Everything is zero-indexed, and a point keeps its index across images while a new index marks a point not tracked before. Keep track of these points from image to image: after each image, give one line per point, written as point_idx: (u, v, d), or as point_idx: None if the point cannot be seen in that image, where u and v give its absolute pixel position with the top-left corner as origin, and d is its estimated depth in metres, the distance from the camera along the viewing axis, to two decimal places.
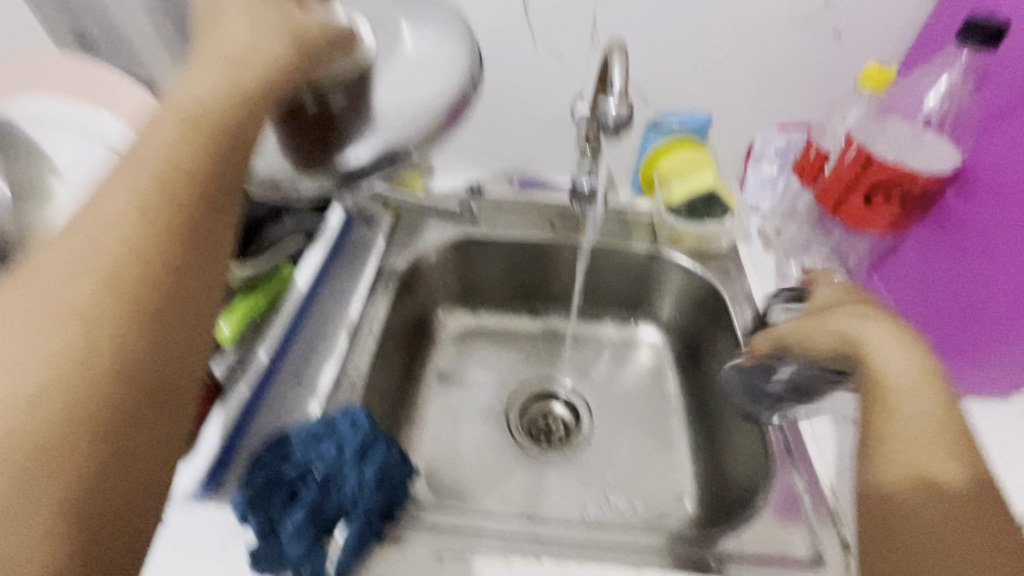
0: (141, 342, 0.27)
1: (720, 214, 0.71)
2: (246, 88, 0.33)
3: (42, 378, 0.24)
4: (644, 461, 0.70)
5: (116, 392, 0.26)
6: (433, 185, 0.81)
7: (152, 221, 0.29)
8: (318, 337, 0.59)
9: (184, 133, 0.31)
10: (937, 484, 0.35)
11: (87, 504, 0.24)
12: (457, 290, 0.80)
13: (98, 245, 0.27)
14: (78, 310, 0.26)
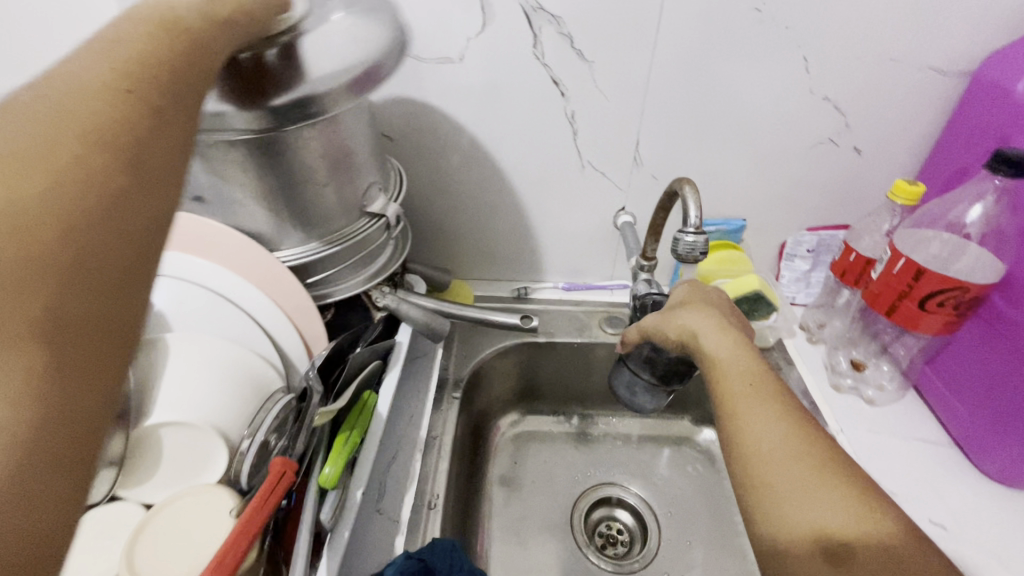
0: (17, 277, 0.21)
1: (765, 312, 0.74)
2: (193, 31, 0.32)
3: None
4: (717, 568, 0.67)
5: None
6: (480, 292, 0.84)
7: (48, 156, 0.23)
8: (395, 460, 0.59)
9: (100, 70, 0.27)
10: (768, 481, 0.36)
11: (27, 396, 0.20)
12: (513, 393, 0.81)
13: (47, 136, 0.24)
14: (30, 191, 0.23)
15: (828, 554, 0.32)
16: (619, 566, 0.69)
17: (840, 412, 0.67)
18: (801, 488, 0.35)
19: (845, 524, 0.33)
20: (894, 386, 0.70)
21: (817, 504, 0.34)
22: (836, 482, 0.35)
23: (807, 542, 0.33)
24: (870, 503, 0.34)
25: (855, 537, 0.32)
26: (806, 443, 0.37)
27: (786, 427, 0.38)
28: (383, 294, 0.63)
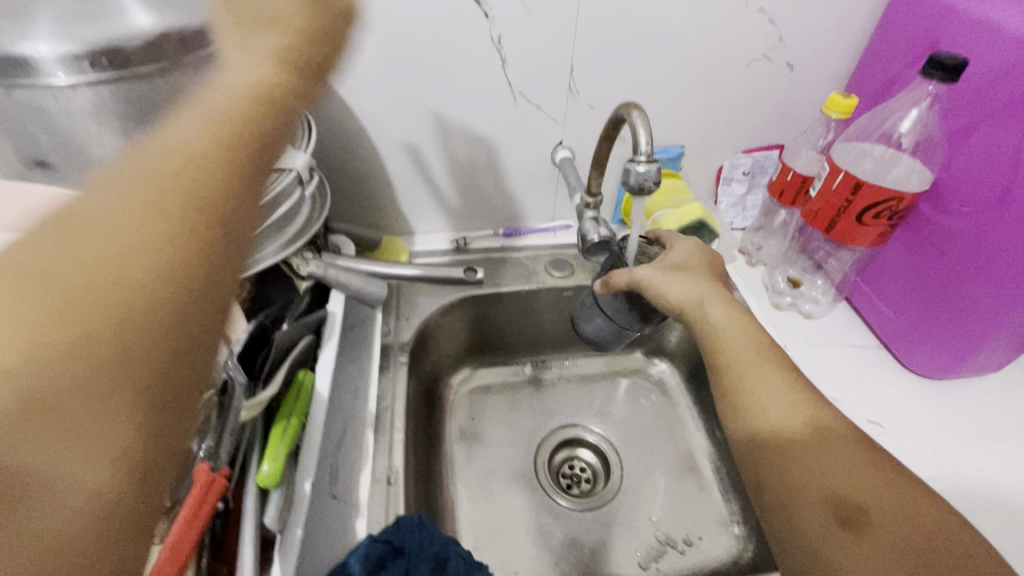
0: (118, 300, 0.21)
1: (708, 239, 0.73)
2: (287, 92, 0.30)
3: (38, 386, 0.19)
4: (679, 492, 0.70)
5: (76, 384, 0.19)
6: (418, 248, 0.78)
7: (124, 211, 0.23)
8: (344, 438, 0.55)
9: (237, 103, 0.28)
10: (781, 449, 0.41)
11: (102, 527, 0.20)
12: (462, 351, 0.77)
13: (115, 224, 0.22)
14: (81, 326, 0.20)
15: (840, 517, 0.37)
16: (587, 502, 0.70)
17: (782, 330, 0.69)
18: (817, 457, 0.40)
19: (861, 487, 0.37)
20: (828, 298, 0.72)
21: (831, 470, 0.39)
22: (848, 452, 0.39)
23: (819, 503, 0.38)
24: (881, 471, 0.38)
25: (867, 497, 0.37)
26: (821, 414, 0.42)
27: (795, 396, 0.43)
28: (307, 261, 0.55)
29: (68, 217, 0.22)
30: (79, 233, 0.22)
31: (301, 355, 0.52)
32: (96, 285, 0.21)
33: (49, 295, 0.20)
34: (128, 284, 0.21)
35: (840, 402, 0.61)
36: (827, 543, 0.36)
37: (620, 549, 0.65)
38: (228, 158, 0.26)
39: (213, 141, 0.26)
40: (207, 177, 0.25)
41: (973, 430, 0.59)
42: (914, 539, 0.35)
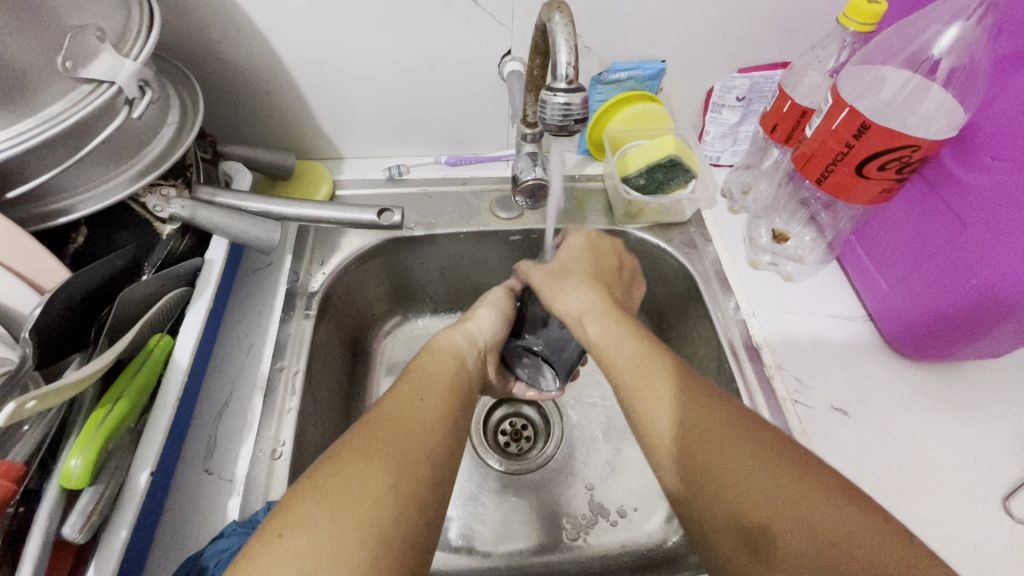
0: (371, 508, 0.33)
1: (683, 181, 0.61)
2: (442, 407, 0.42)
3: (308, 525, 0.32)
4: (623, 458, 0.64)
5: (333, 568, 0.30)
6: (344, 175, 0.67)
7: (373, 457, 0.36)
8: (229, 404, 0.49)
9: (413, 392, 0.43)
10: (682, 467, 0.37)
11: None
12: (390, 296, 0.68)
13: (363, 485, 0.34)
14: (343, 510, 0.32)
15: (747, 542, 0.33)
16: (521, 464, 0.65)
17: (753, 292, 0.59)
18: (727, 476, 0.35)
19: (773, 501, 0.33)
20: (815, 257, 0.61)
21: (731, 485, 0.34)
22: (744, 456, 0.35)
23: (726, 526, 0.34)
24: (775, 474, 0.34)
25: (768, 513, 0.32)
26: (702, 414, 0.38)
27: (681, 395, 0.39)
28: (167, 201, 0.45)
29: (338, 451, 0.36)
30: (338, 472, 0.35)
31: (161, 316, 0.44)
32: (358, 513, 0.32)
33: (337, 512, 0.32)
34: (380, 503, 0.33)
35: (804, 384, 0.53)
36: (745, 571, 0.33)
37: (549, 516, 0.60)
38: (432, 417, 0.41)
39: (423, 403, 0.42)
40: (411, 423, 0.39)
41: (949, 422, 0.52)
42: (816, 555, 0.30)
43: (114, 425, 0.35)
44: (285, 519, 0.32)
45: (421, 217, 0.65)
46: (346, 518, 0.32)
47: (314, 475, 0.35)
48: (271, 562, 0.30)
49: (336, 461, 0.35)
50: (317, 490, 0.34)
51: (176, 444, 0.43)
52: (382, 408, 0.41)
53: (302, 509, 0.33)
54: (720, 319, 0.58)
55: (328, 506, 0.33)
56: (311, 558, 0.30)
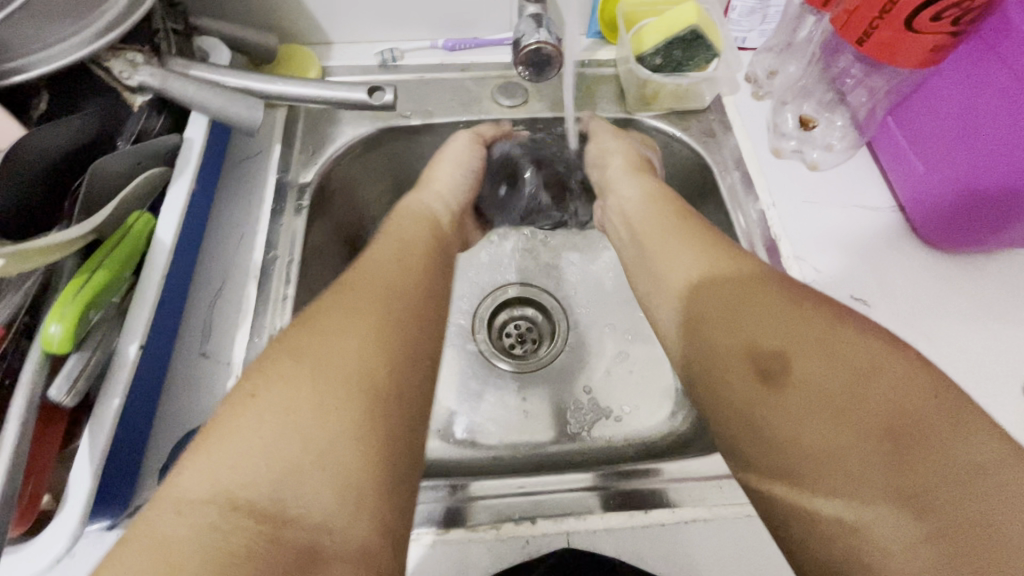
0: (355, 367, 0.33)
1: (704, 60, 0.55)
2: (422, 272, 0.42)
3: (285, 392, 0.31)
4: (628, 357, 0.63)
5: (310, 433, 0.30)
6: (334, 61, 0.61)
7: (358, 316, 0.36)
8: (223, 292, 0.48)
9: (394, 257, 0.42)
10: (716, 313, 0.38)
11: (243, 498, 0.28)
12: (389, 194, 0.64)
13: (343, 349, 0.34)
14: (324, 376, 0.32)
15: (761, 372, 0.35)
16: (526, 363, 0.64)
17: (774, 181, 0.55)
18: (756, 324, 0.36)
19: (799, 343, 0.34)
20: (845, 146, 0.57)
21: (749, 320, 0.36)
22: (768, 300, 0.36)
23: (742, 360, 0.36)
24: (805, 314, 0.35)
25: (787, 342, 0.34)
26: (727, 279, 0.39)
27: (712, 261, 0.40)
28: (135, 67, 0.41)
29: (297, 328, 0.35)
30: (302, 350, 0.33)
31: (139, 195, 0.41)
32: (337, 374, 0.32)
33: (312, 376, 0.32)
34: (358, 370, 0.33)
35: (822, 274, 0.50)
36: (750, 402, 0.34)
37: (553, 411, 0.60)
38: (406, 283, 0.40)
39: (398, 266, 0.41)
40: (387, 285, 0.39)
41: (975, 313, 0.49)
42: (835, 384, 0.32)
43: (93, 293, 0.34)
44: (255, 379, 0.32)
45: (417, 105, 0.60)
46: (324, 378, 0.32)
47: (278, 349, 0.34)
48: (245, 419, 0.30)
49: (313, 325, 0.35)
50: (291, 355, 0.33)
51: (169, 326, 0.42)
52: (364, 265, 0.40)
53: (277, 372, 0.32)
54: (742, 224, 0.54)
55: (307, 367, 0.32)
56: (294, 408, 0.31)
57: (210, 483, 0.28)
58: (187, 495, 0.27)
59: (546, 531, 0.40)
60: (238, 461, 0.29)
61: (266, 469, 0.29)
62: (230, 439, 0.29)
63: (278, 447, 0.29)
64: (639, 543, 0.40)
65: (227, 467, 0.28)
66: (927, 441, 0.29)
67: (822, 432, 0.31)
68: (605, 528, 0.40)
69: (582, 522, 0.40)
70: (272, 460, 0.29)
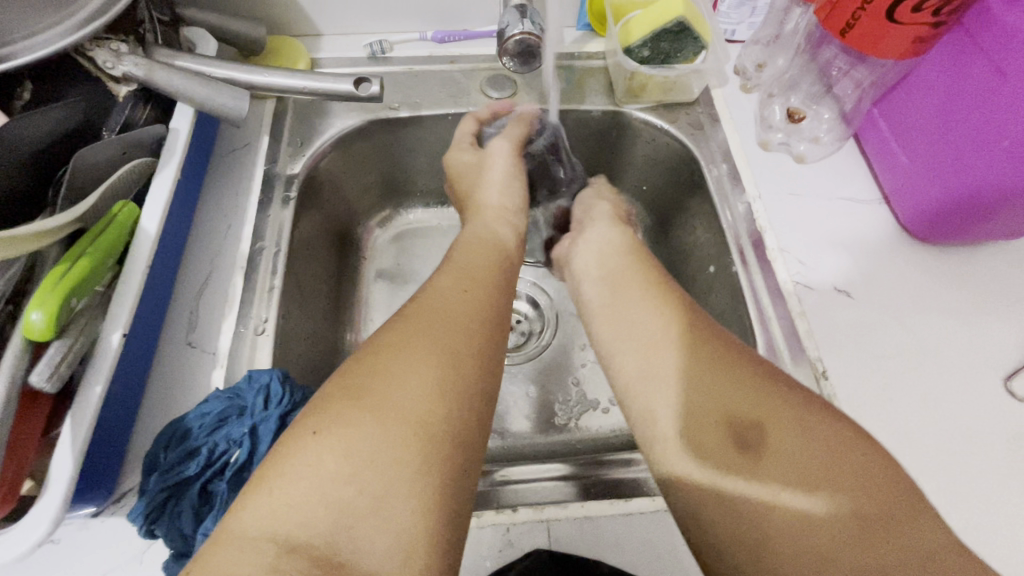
0: (420, 405, 0.31)
1: (691, 52, 0.55)
2: (491, 300, 0.40)
3: (346, 430, 0.30)
4: None
5: (369, 473, 0.29)
6: (323, 53, 0.61)
7: (424, 351, 0.34)
8: (210, 282, 0.48)
9: (457, 283, 0.41)
10: (687, 373, 0.36)
11: (298, 538, 0.27)
12: (378, 187, 0.65)
13: (408, 384, 0.32)
14: (388, 413, 0.31)
15: (737, 441, 0.32)
16: (515, 355, 0.64)
17: (761, 174, 0.55)
18: (723, 394, 0.34)
19: (775, 421, 0.32)
20: (833, 138, 0.57)
21: (725, 389, 0.34)
22: (742, 369, 0.35)
23: (716, 425, 0.33)
24: (778, 388, 0.34)
25: (761, 413, 0.33)
26: (705, 343, 0.37)
27: (682, 310, 0.39)
28: (119, 57, 0.41)
29: (362, 360, 0.34)
30: (370, 380, 0.32)
31: (125, 184, 0.41)
32: (404, 415, 0.31)
33: (377, 415, 0.31)
34: (424, 414, 0.31)
35: (806, 267, 0.51)
36: (725, 474, 0.32)
37: (541, 403, 0.61)
38: (473, 317, 0.38)
39: (466, 295, 0.39)
40: (455, 318, 0.37)
41: (958, 304, 0.50)
42: (810, 464, 0.30)
43: (75, 281, 0.34)
44: (320, 415, 0.31)
45: (405, 97, 0.60)
46: (389, 422, 0.30)
47: (342, 384, 0.33)
48: (307, 458, 0.29)
49: (378, 358, 0.34)
50: (355, 391, 0.32)
51: (155, 315, 0.42)
52: (422, 294, 0.39)
53: (342, 409, 0.31)
54: (729, 220, 0.54)
55: (369, 405, 0.31)
56: (359, 453, 0.29)
57: (272, 524, 0.27)
58: (253, 538, 0.27)
59: (527, 520, 0.40)
60: (298, 504, 0.28)
61: (323, 511, 0.28)
62: (292, 479, 0.28)
63: (340, 493, 0.28)
64: (620, 532, 0.40)
65: (285, 512, 0.27)
66: (894, 531, 0.28)
67: (796, 510, 0.29)
68: (586, 519, 0.40)
69: (563, 512, 0.41)
70: (331, 505, 0.28)
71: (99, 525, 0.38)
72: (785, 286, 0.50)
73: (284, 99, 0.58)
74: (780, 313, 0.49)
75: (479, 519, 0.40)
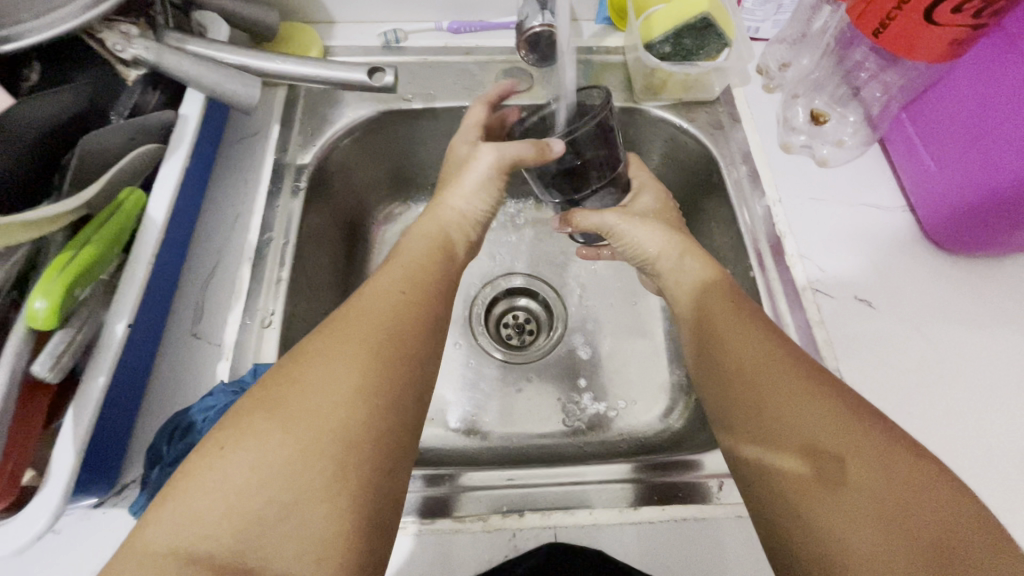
0: (331, 418, 0.30)
1: (714, 50, 0.54)
2: (427, 296, 0.39)
3: (252, 443, 0.29)
4: (625, 352, 0.62)
5: (279, 488, 0.28)
6: (336, 41, 0.60)
7: (347, 354, 0.32)
8: (216, 273, 0.47)
9: (397, 280, 0.39)
10: (759, 387, 0.35)
11: (200, 555, 0.26)
12: (388, 179, 0.64)
13: (322, 390, 0.31)
14: (302, 425, 0.29)
15: (814, 463, 0.31)
16: (524, 354, 0.63)
17: (781, 177, 0.54)
18: (789, 413, 0.33)
19: (836, 446, 0.31)
20: (857, 142, 0.55)
21: (795, 417, 0.33)
22: (828, 397, 0.33)
23: (791, 449, 0.32)
24: (867, 420, 0.31)
25: (842, 442, 0.31)
26: (776, 368, 0.35)
27: (745, 326, 0.38)
28: (129, 40, 0.40)
29: (276, 367, 0.33)
30: (287, 386, 0.31)
31: (133, 171, 0.40)
32: (315, 426, 0.29)
33: (285, 426, 0.29)
34: (335, 420, 0.30)
35: (826, 273, 0.49)
36: (790, 496, 0.31)
37: (550, 404, 0.60)
38: (405, 318, 0.36)
39: (396, 289, 0.38)
40: (386, 323, 0.35)
41: (982, 317, 0.48)
42: (889, 490, 0.29)
43: (80, 271, 0.33)
44: (230, 426, 0.30)
45: (419, 88, 0.58)
46: (298, 436, 0.29)
47: (255, 391, 0.32)
48: (212, 473, 0.28)
49: (294, 365, 0.32)
50: (268, 399, 0.31)
51: (160, 305, 0.42)
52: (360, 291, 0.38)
53: (252, 420, 0.30)
54: (747, 220, 0.53)
55: (280, 417, 0.30)
56: (265, 463, 0.28)
57: (170, 542, 0.26)
58: (151, 551, 0.26)
59: (533, 526, 0.39)
60: (197, 520, 0.27)
61: (226, 529, 0.27)
62: (193, 490, 0.28)
63: (244, 511, 0.27)
64: (629, 541, 0.39)
65: (185, 532, 0.27)
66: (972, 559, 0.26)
67: (850, 533, 0.28)
68: (593, 526, 0.40)
69: (569, 519, 0.40)
70: (233, 522, 0.27)
71: (101, 517, 0.37)
72: (803, 293, 0.48)
73: (295, 87, 0.56)
74: (798, 321, 0.47)
75: (485, 523, 0.39)
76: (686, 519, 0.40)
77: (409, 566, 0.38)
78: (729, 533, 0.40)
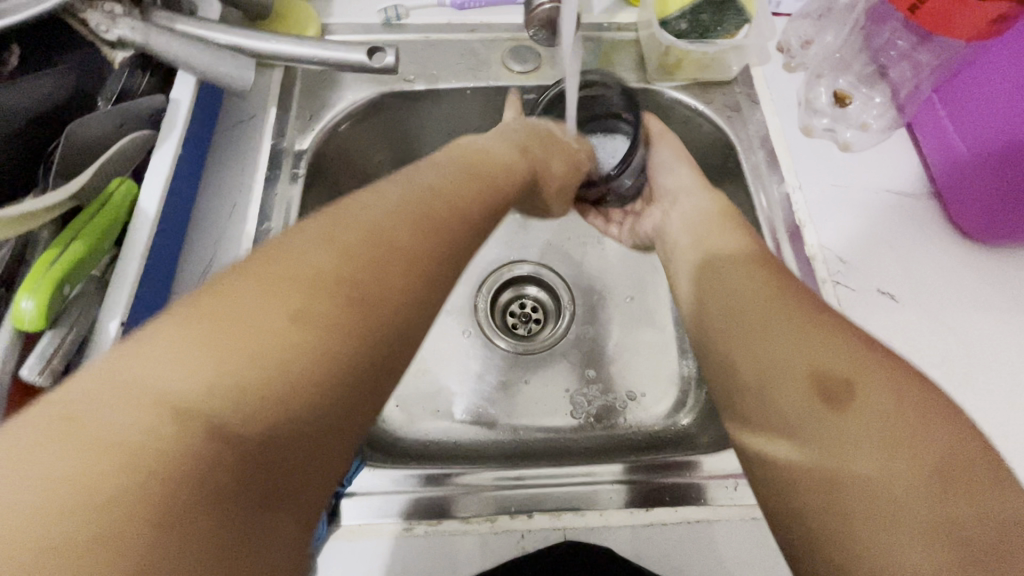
0: (354, 295, 0.28)
1: (733, 25, 0.50)
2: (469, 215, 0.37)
3: (262, 301, 0.26)
4: (635, 342, 0.61)
5: (271, 355, 0.25)
6: (334, 17, 0.57)
7: (380, 242, 0.31)
8: (213, 264, 0.46)
9: (448, 182, 0.37)
10: (755, 328, 0.36)
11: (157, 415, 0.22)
12: (389, 165, 0.61)
13: (349, 268, 0.29)
14: (318, 300, 0.27)
15: (820, 390, 0.30)
16: (531, 344, 0.62)
17: (801, 162, 0.51)
18: (806, 338, 0.33)
19: (856, 369, 0.30)
20: (882, 124, 0.52)
21: (810, 346, 0.32)
22: (837, 336, 0.32)
23: (797, 377, 0.32)
24: (879, 357, 0.30)
25: (853, 370, 0.30)
26: (800, 306, 0.35)
27: (763, 274, 0.39)
28: (113, 20, 0.38)
29: (328, 227, 0.31)
30: (319, 244, 0.29)
31: (121, 161, 0.38)
32: (338, 302, 0.28)
33: (303, 291, 0.27)
34: (353, 305, 0.28)
35: (847, 264, 0.47)
36: (803, 420, 0.30)
37: (558, 396, 0.58)
38: (442, 227, 0.34)
39: (436, 192, 0.36)
40: (434, 218, 0.34)
41: (1008, 310, 0.46)
42: (897, 414, 0.28)
43: (68, 267, 0.32)
44: (253, 279, 0.27)
45: (421, 68, 0.56)
46: (371, 316, 0.28)
47: (295, 255, 0.29)
48: (245, 322, 0.25)
49: (322, 231, 0.30)
50: (293, 255, 0.29)
51: (158, 300, 0.41)
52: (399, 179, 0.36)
53: (277, 278, 0.27)
54: (765, 206, 0.50)
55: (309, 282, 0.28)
56: (264, 323, 0.26)
57: (136, 382, 0.23)
58: (163, 400, 0.23)
59: (542, 526, 0.39)
60: (225, 377, 0.24)
61: (200, 381, 0.23)
62: (221, 342, 0.25)
63: (281, 370, 0.25)
64: (638, 542, 0.38)
65: (158, 379, 0.23)
66: (978, 489, 0.25)
67: (866, 463, 0.27)
68: (602, 526, 0.39)
69: (580, 519, 0.39)
70: (219, 374, 0.24)
71: None
72: (823, 283, 0.46)
73: (291, 69, 0.54)
74: None
75: (492, 523, 0.39)
76: (696, 521, 0.39)
77: (414, 567, 0.37)
78: (740, 536, 0.38)
